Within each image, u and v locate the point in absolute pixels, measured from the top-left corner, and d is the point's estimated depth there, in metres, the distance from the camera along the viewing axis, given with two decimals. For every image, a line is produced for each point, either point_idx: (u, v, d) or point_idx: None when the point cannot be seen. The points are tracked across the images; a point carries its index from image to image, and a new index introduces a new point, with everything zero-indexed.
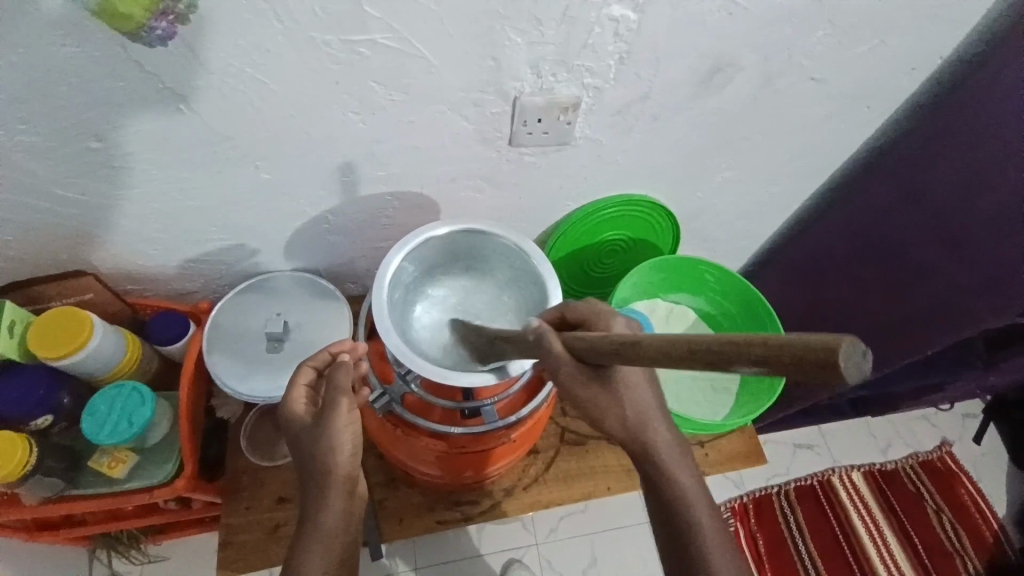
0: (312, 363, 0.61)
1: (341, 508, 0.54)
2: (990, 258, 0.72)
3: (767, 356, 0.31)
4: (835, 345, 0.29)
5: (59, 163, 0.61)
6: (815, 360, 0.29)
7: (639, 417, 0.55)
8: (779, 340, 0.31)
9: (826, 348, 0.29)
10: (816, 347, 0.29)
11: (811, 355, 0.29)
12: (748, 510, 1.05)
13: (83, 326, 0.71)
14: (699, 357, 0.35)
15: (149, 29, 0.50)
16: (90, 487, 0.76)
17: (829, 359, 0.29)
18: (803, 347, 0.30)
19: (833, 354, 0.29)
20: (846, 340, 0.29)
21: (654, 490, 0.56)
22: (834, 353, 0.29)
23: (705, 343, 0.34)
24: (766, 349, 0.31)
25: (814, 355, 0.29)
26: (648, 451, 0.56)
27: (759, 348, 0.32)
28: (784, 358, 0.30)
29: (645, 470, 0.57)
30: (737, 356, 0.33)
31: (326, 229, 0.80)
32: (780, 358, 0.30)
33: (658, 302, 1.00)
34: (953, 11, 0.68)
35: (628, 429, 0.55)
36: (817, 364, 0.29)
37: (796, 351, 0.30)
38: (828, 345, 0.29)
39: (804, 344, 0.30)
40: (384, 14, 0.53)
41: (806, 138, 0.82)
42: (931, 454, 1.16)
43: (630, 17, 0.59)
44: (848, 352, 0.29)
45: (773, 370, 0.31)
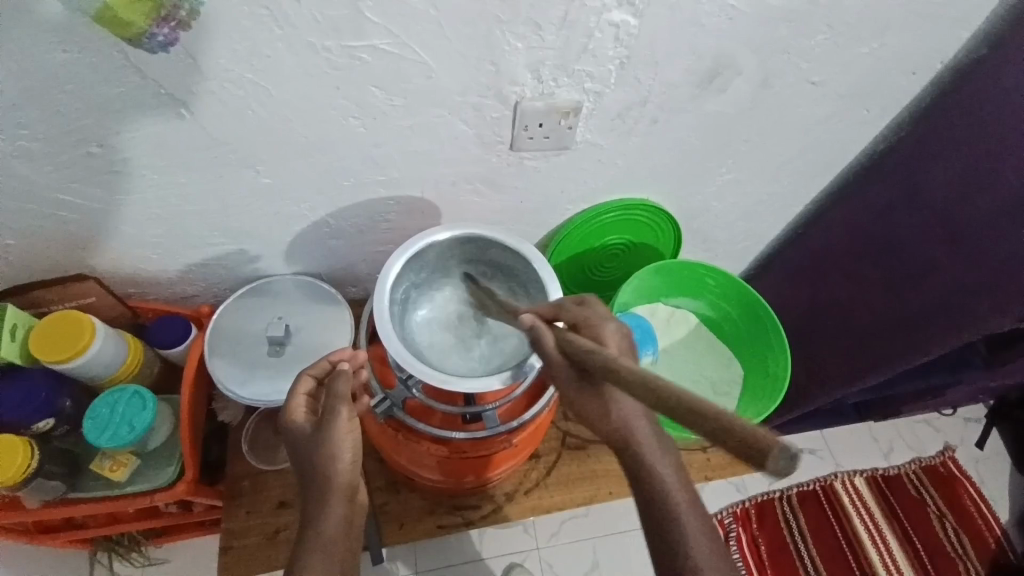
0: (312, 372, 0.61)
1: (343, 514, 0.54)
2: (996, 256, 0.71)
3: (712, 434, 0.32)
4: (765, 445, 0.30)
5: (60, 168, 0.61)
6: (750, 454, 0.30)
7: (622, 414, 0.53)
8: (723, 422, 0.31)
9: (754, 445, 0.30)
10: (751, 438, 0.30)
11: (749, 447, 0.30)
12: (750, 514, 1.04)
13: (85, 331, 0.71)
14: (660, 405, 0.35)
15: (149, 36, 0.50)
16: (92, 492, 0.76)
17: (761, 458, 0.30)
18: (739, 437, 0.30)
19: (762, 458, 0.30)
20: (780, 448, 0.30)
21: (638, 488, 0.53)
22: (764, 457, 0.30)
23: (669, 391, 0.35)
24: (714, 425, 0.32)
25: (749, 449, 0.30)
26: (631, 447, 0.53)
27: (707, 423, 0.32)
28: (725, 439, 0.31)
29: (628, 468, 0.54)
30: (691, 417, 0.33)
31: (327, 232, 0.80)
32: (721, 438, 0.31)
33: (658, 305, 0.99)
34: (954, 13, 0.68)
35: (610, 424, 0.53)
36: (746, 459, 0.30)
37: (737, 439, 0.31)
38: (759, 443, 0.30)
39: (743, 431, 0.31)
40: (383, 19, 0.53)
41: (807, 142, 0.82)
42: (933, 459, 1.15)
43: (629, 21, 0.59)
44: (778, 458, 0.30)
45: (716, 442, 0.32)
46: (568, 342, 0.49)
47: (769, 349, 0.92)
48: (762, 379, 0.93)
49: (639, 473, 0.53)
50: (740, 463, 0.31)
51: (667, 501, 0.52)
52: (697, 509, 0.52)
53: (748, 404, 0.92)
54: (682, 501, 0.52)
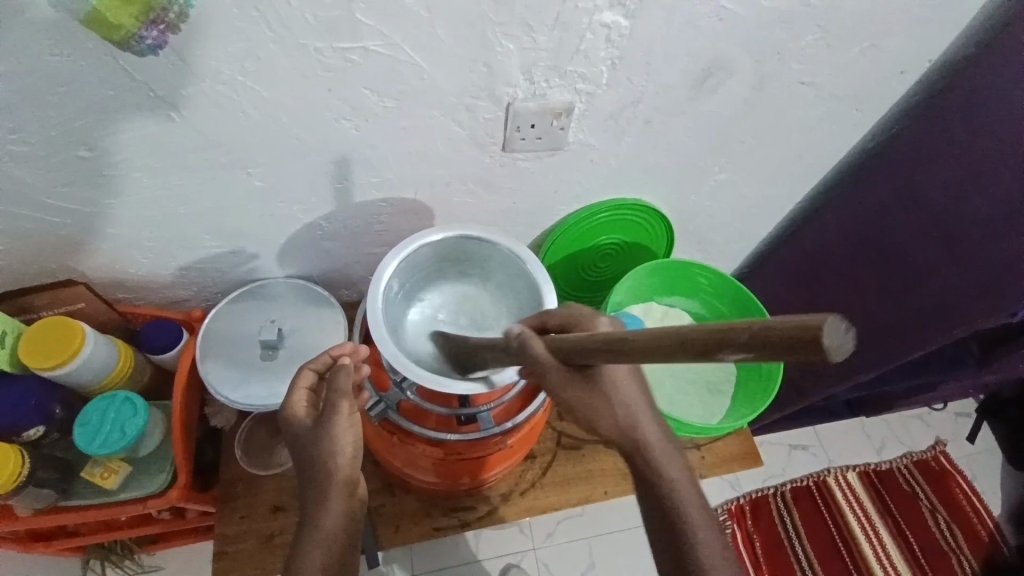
0: (313, 366, 0.61)
1: (342, 510, 0.54)
2: (989, 256, 0.71)
3: (755, 339, 0.33)
4: (820, 322, 0.31)
5: (50, 171, 0.60)
6: (803, 339, 0.31)
7: (629, 417, 0.55)
8: (764, 329, 0.33)
9: (805, 326, 0.31)
10: (800, 325, 0.32)
11: (796, 334, 0.32)
12: (745, 511, 1.04)
13: (77, 336, 0.71)
14: (692, 344, 0.37)
15: (139, 38, 0.49)
16: (84, 498, 0.75)
17: (815, 336, 0.31)
18: (784, 334, 0.32)
19: (816, 332, 0.31)
20: (831, 318, 0.31)
21: (645, 484, 0.56)
22: (818, 330, 0.31)
23: (693, 334, 0.37)
24: (754, 332, 0.34)
25: (801, 335, 0.31)
26: (638, 447, 0.56)
27: (747, 334, 0.34)
28: (768, 340, 0.33)
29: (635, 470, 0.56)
30: (725, 342, 0.35)
31: (320, 235, 0.79)
32: (767, 339, 0.33)
33: (653, 304, 0.98)
34: (943, 11, 0.69)
35: (617, 426, 0.55)
36: (805, 346, 0.31)
37: (781, 334, 0.32)
38: (812, 323, 0.31)
39: (786, 327, 0.32)
40: (376, 21, 0.53)
41: (799, 141, 0.82)
42: (925, 453, 1.17)
43: (622, 23, 0.59)
44: (833, 329, 0.31)
45: (757, 351, 0.34)
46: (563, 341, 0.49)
47: (763, 346, 0.93)
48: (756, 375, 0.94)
49: (646, 472, 0.56)
50: (798, 354, 0.32)
51: (675, 497, 0.55)
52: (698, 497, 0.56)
53: (743, 401, 0.92)
54: (688, 499, 0.55)
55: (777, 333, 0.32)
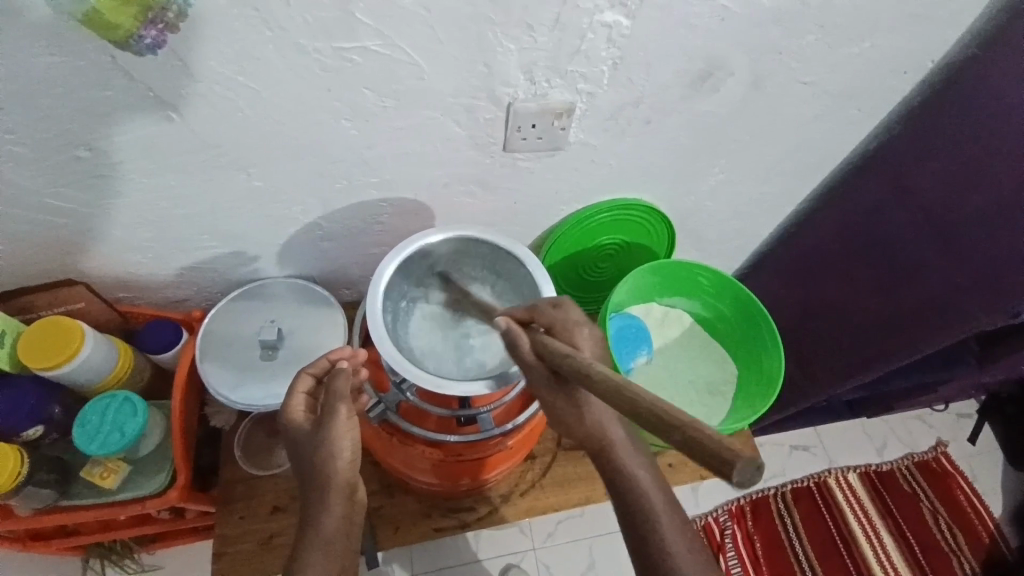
0: (311, 370, 0.61)
1: (342, 514, 0.53)
2: (984, 253, 0.72)
3: (682, 444, 0.33)
4: (733, 459, 0.30)
5: (48, 172, 0.60)
6: (717, 465, 0.31)
7: (598, 414, 0.52)
8: (689, 432, 0.33)
9: (723, 453, 0.31)
10: (720, 449, 0.31)
11: (711, 455, 0.31)
12: (745, 511, 1.05)
13: (73, 338, 0.70)
14: (632, 414, 0.36)
15: (137, 38, 0.49)
16: (82, 499, 0.75)
17: (725, 469, 0.31)
18: (702, 447, 0.32)
19: (720, 468, 0.31)
20: (743, 459, 0.31)
21: (617, 498, 0.50)
22: (730, 467, 0.31)
23: (639, 404, 0.36)
24: (683, 436, 0.33)
25: (716, 461, 0.31)
26: (603, 450, 0.52)
27: (676, 431, 0.33)
28: (690, 448, 0.32)
29: (602, 468, 0.52)
30: (661, 427, 0.34)
31: (319, 235, 0.79)
32: (691, 443, 0.32)
33: (653, 305, 1.00)
34: (944, 13, 0.68)
35: (582, 428, 0.52)
36: (718, 473, 0.31)
37: (702, 444, 0.32)
38: (727, 456, 0.31)
39: (712, 440, 0.32)
40: (374, 21, 0.53)
41: (800, 141, 0.82)
42: (926, 454, 1.16)
43: (621, 22, 0.59)
44: (740, 470, 0.31)
45: (684, 453, 0.33)
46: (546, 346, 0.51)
47: (764, 347, 0.92)
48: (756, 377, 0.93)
49: (612, 480, 0.51)
50: (708, 472, 0.32)
51: (650, 514, 0.48)
52: (682, 520, 0.49)
53: (742, 403, 0.92)
54: (666, 517, 0.48)
55: (700, 442, 0.32)
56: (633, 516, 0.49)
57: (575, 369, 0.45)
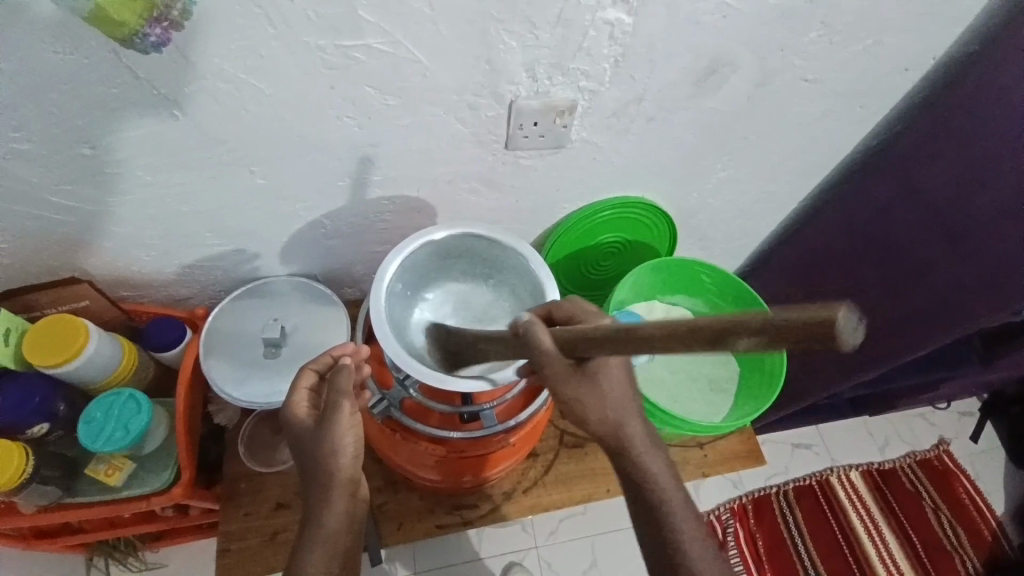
0: (314, 366, 0.61)
1: (343, 510, 0.54)
2: (987, 253, 0.72)
3: (771, 327, 0.37)
4: (834, 313, 0.35)
5: (52, 169, 0.60)
6: (815, 329, 0.35)
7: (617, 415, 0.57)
8: (778, 319, 0.36)
9: (820, 317, 0.35)
10: (815, 315, 0.35)
11: (815, 318, 0.35)
12: (748, 510, 1.04)
13: (80, 332, 0.71)
14: (706, 330, 0.40)
15: (143, 36, 0.49)
16: (89, 495, 0.75)
17: (828, 328, 0.35)
18: (803, 321, 0.35)
19: (831, 321, 0.35)
20: (841, 309, 0.35)
21: (628, 484, 0.58)
22: (834, 319, 0.35)
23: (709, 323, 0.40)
24: (770, 321, 0.37)
25: (813, 324, 0.35)
26: (620, 444, 0.57)
27: (764, 322, 0.37)
28: (782, 329, 0.36)
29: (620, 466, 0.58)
30: (745, 327, 0.38)
31: (322, 233, 0.80)
32: (783, 328, 0.36)
33: (654, 303, 0.98)
34: (947, 10, 0.68)
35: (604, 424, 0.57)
36: (818, 332, 0.35)
37: (799, 319, 0.36)
38: (829, 312, 0.35)
39: (803, 314, 0.36)
40: (378, 18, 0.53)
41: (802, 138, 0.82)
42: (928, 452, 1.16)
43: (625, 19, 0.59)
44: (846, 319, 0.35)
45: (773, 343, 0.37)
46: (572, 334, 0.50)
47: (766, 345, 0.92)
48: (759, 374, 0.93)
49: (629, 471, 0.58)
50: (807, 344, 0.36)
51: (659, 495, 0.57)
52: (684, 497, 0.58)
53: (745, 400, 0.92)
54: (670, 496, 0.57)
55: (794, 321, 0.36)
56: (648, 499, 0.57)
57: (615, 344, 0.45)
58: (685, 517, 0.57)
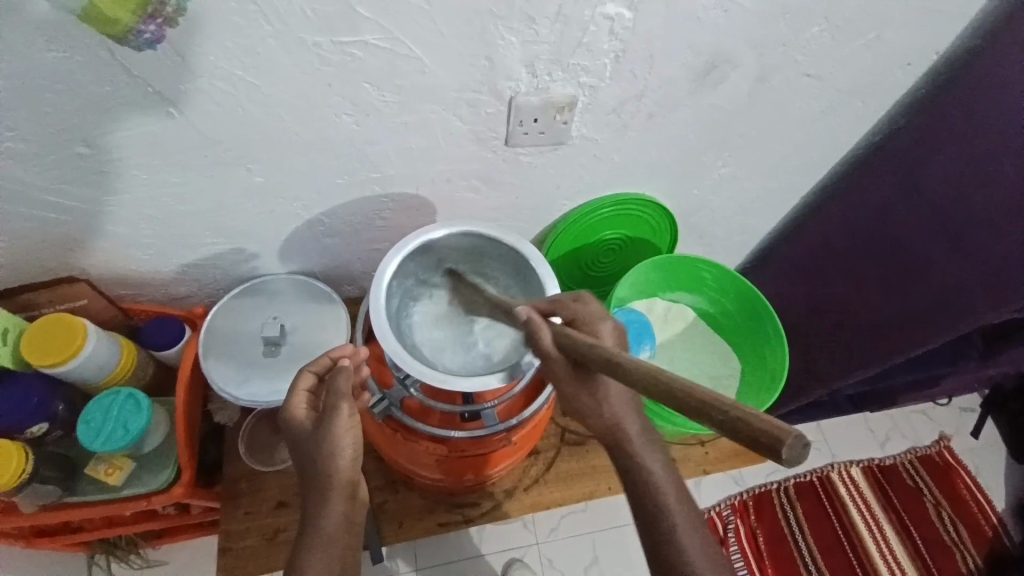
0: (312, 368, 0.60)
1: (343, 512, 0.54)
2: (991, 251, 0.71)
3: (725, 425, 0.34)
4: (782, 436, 0.32)
5: (49, 169, 0.60)
6: (764, 441, 0.33)
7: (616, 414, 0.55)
8: (736, 415, 0.34)
9: (773, 433, 0.32)
10: (767, 430, 0.33)
11: (762, 437, 0.33)
12: (749, 507, 1.05)
13: (78, 333, 0.71)
14: (664, 396, 0.38)
15: (137, 33, 0.49)
16: (89, 495, 0.75)
17: (773, 445, 0.32)
18: (757, 434, 0.33)
19: (777, 444, 0.32)
20: (793, 436, 0.32)
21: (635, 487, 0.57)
22: (778, 442, 0.32)
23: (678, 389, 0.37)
24: (725, 418, 0.34)
25: (764, 438, 0.32)
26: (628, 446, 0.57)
27: (721, 415, 0.35)
28: (736, 429, 0.34)
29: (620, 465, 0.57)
30: (701, 414, 0.36)
31: (321, 231, 0.79)
32: (737, 428, 0.34)
33: (656, 301, 0.99)
34: (950, 4, 0.68)
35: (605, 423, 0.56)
36: (764, 444, 0.33)
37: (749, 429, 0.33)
38: (778, 432, 0.32)
39: (757, 424, 0.33)
40: (375, 14, 0.53)
41: (804, 135, 0.82)
42: (929, 448, 1.16)
43: (624, 15, 0.59)
44: (793, 446, 0.32)
45: (727, 436, 0.35)
46: (566, 335, 0.51)
47: (767, 342, 0.92)
48: (761, 371, 0.92)
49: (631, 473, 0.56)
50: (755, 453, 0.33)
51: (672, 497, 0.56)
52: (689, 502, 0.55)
53: (746, 397, 0.92)
54: (671, 498, 0.55)
55: (741, 421, 0.34)
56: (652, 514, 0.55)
57: (601, 355, 0.45)
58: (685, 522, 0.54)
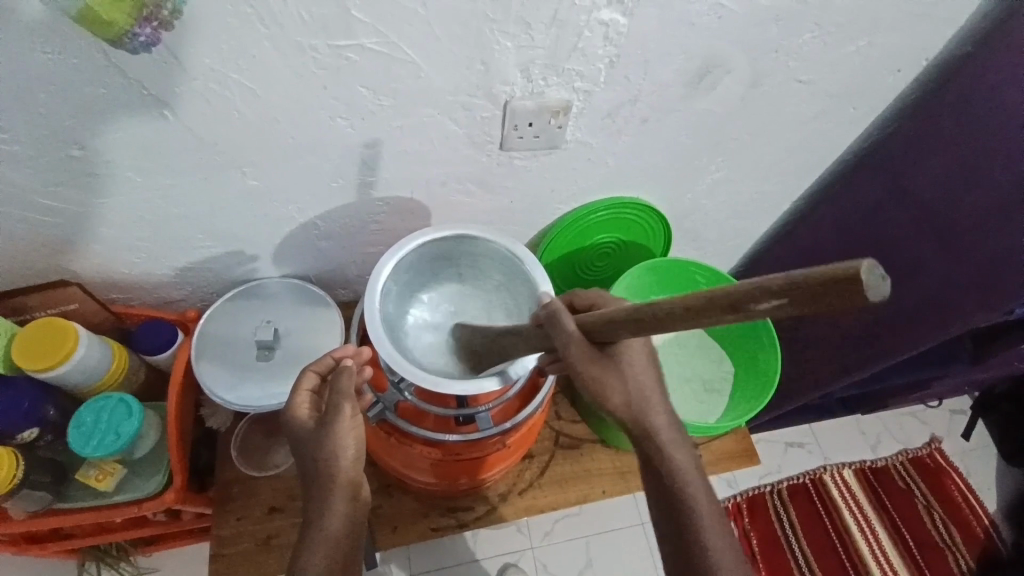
0: (315, 369, 0.60)
1: (345, 512, 0.54)
2: (981, 249, 0.72)
3: (792, 287, 0.35)
4: (854, 267, 0.33)
5: (40, 172, 0.59)
6: (838, 282, 0.33)
7: (638, 407, 0.58)
8: (802, 273, 0.35)
9: (842, 269, 0.33)
10: (834, 270, 0.34)
11: (834, 274, 0.34)
12: (741, 509, 1.06)
13: (69, 338, 0.70)
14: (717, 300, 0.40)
15: (132, 36, 0.49)
16: (81, 500, 0.74)
17: (849, 281, 0.33)
18: (833, 276, 0.33)
19: (853, 272, 0.33)
20: (865, 262, 0.33)
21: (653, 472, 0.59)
22: (854, 270, 0.33)
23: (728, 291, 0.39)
24: (790, 280, 0.36)
25: (837, 277, 0.33)
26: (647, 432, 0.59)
27: (784, 279, 0.36)
28: (802, 287, 0.35)
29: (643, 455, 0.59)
30: (760, 292, 0.37)
31: (316, 235, 0.79)
32: (803, 284, 0.35)
33: (650, 304, 0.98)
34: (940, 11, 0.69)
35: (628, 411, 0.58)
36: (841, 285, 0.33)
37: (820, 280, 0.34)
38: (849, 265, 0.33)
39: (823, 270, 0.34)
40: (371, 18, 0.53)
41: (796, 139, 0.82)
42: (921, 450, 1.17)
43: (619, 20, 0.59)
44: (868, 271, 0.33)
45: (794, 302, 0.35)
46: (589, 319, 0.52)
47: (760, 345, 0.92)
48: (754, 374, 0.93)
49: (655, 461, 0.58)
50: (834, 298, 0.34)
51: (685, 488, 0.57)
52: (711, 497, 0.57)
53: (739, 400, 0.92)
54: (695, 488, 0.57)
55: (808, 277, 0.35)
56: (673, 502, 0.57)
57: (625, 317, 0.48)
58: (709, 514, 0.56)
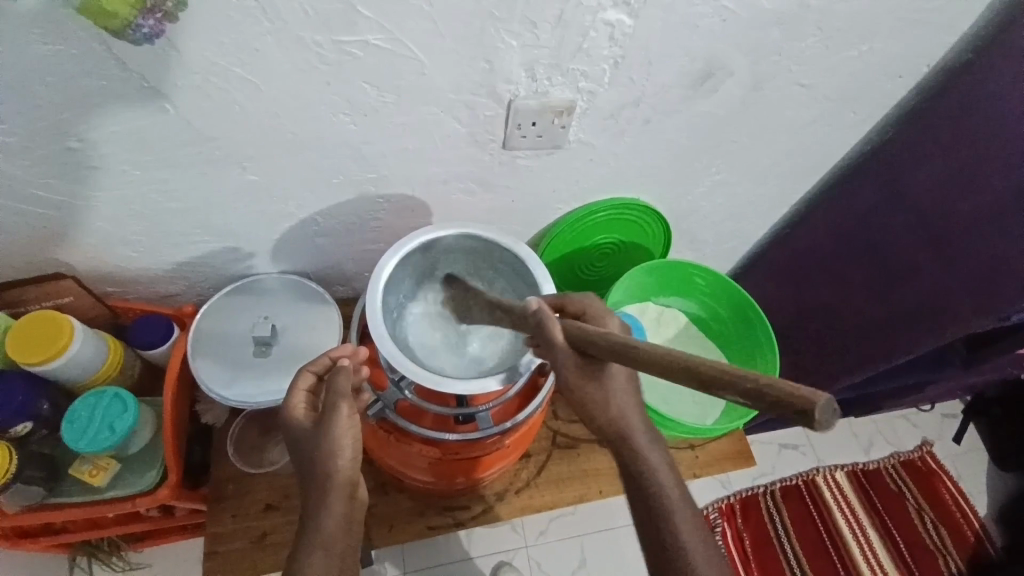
0: (312, 368, 0.60)
1: (342, 512, 0.54)
2: (977, 254, 0.73)
3: (748, 394, 0.34)
4: (812, 401, 0.31)
5: (37, 164, 0.59)
6: (793, 410, 0.32)
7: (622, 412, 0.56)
8: (765, 383, 0.34)
9: (799, 396, 0.32)
10: (794, 394, 0.32)
11: (791, 404, 0.32)
12: (734, 509, 1.07)
13: (63, 332, 0.69)
14: (681, 375, 0.38)
15: (134, 27, 0.48)
16: (73, 496, 0.74)
17: (804, 411, 0.32)
18: (784, 405, 0.32)
19: (806, 410, 0.31)
20: (824, 399, 0.31)
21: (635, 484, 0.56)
22: (810, 406, 0.31)
23: (695, 363, 0.38)
24: (750, 385, 0.34)
25: (793, 404, 0.32)
26: (627, 439, 0.56)
27: (742, 385, 0.35)
28: (760, 398, 0.34)
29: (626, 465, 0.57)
30: (718, 386, 0.36)
31: (314, 231, 0.78)
32: (759, 396, 0.33)
33: (649, 304, 0.99)
34: (941, 17, 0.69)
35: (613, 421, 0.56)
36: (794, 413, 0.32)
37: (778, 396, 0.33)
38: (808, 397, 0.32)
39: (786, 390, 0.33)
40: (375, 14, 0.52)
41: (796, 143, 0.83)
42: (912, 453, 1.18)
43: (624, 21, 0.59)
44: (823, 410, 0.31)
45: (749, 406, 0.34)
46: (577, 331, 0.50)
47: (757, 347, 0.93)
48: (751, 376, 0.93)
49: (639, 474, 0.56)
50: (783, 422, 0.33)
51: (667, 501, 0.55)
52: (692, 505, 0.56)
53: (737, 402, 0.92)
54: (680, 503, 0.56)
55: (770, 395, 0.33)
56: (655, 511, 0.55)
57: (609, 346, 0.45)
58: (689, 528, 0.55)
